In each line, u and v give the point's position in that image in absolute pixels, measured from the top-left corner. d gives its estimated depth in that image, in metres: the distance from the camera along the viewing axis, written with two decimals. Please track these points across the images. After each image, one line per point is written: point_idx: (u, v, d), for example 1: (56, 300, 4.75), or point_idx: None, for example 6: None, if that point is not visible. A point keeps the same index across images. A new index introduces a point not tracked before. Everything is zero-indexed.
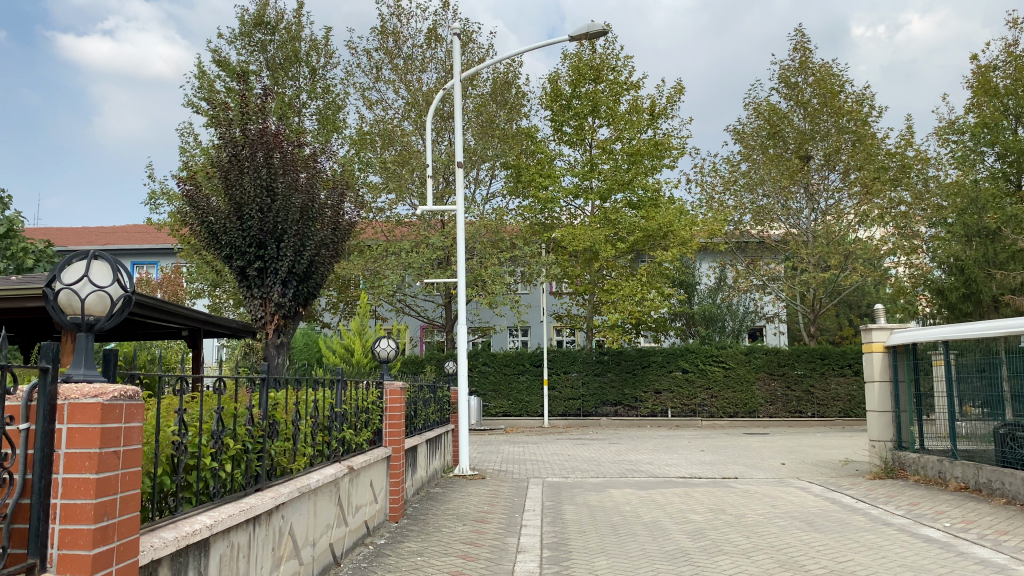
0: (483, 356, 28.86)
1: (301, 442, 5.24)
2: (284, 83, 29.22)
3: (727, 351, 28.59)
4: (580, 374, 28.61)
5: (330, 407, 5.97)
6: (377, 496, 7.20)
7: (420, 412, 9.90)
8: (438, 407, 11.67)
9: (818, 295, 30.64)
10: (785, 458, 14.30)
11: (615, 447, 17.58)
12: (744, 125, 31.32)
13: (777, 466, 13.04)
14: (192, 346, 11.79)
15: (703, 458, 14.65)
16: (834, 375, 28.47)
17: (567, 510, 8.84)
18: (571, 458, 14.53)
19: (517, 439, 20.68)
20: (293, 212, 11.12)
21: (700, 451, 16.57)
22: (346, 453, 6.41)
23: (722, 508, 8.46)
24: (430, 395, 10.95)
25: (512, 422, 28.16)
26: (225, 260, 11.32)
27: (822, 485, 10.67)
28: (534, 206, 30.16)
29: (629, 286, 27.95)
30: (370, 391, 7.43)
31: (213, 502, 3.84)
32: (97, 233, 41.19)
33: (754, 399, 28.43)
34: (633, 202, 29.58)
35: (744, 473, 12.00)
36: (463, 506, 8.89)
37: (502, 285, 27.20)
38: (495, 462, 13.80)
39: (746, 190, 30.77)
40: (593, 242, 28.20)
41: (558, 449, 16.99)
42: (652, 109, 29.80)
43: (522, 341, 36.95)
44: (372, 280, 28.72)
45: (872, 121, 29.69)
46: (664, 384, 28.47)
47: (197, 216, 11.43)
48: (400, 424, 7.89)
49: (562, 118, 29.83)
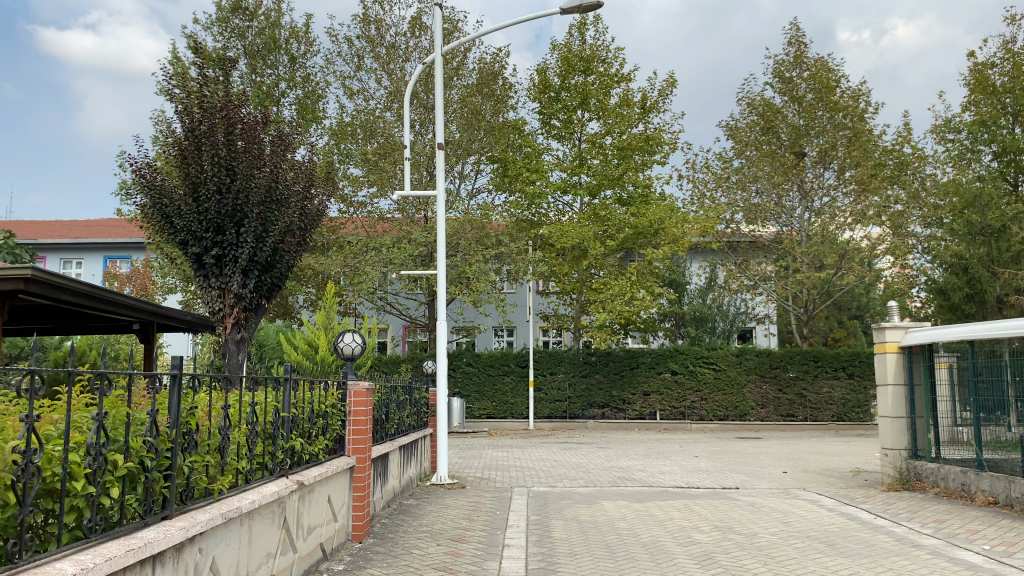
0: (467, 356, 27.89)
1: (230, 454, 4.23)
2: (263, 71, 28.21)
3: (718, 353, 27.77)
4: (567, 375, 27.71)
5: (275, 411, 4.98)
6: (337, 513, 6.22)
7: (392, 415, 8.93)
8: (414, 408, 10.68)
9: (811, 296, 29.89)
10: (787, 466, 13.42)
11: (604, 452, 16.67)
12: (736, 121, 30.55)
13: (779, 474, 12.14)
14: (144, 341, 10.76)
15: (699, 465, 13.76)
16: (827, 378, 27.66)
17: (555, 527, 7.88)
18: (558, 464, 13.59)
19: (500, 443, 19.71)
20: (254, 193, 10.11)
21: (694, 457, 15.68)
22: (295, 465, 5.40)
23: (729, 525, 7.51)
24: (405, 397, 9.95)
25: (496, 424, 27.20)
26: (180, 247, 10.31)
27: (833, 497, 9.76)
28: (521, 202, 29.26)
29: (619, 284, 27.03)
30: (329, 392, 6.42)
31: (89, 540, 2.84)
32: (72, 227, 40.00)
33: (745, 402, 27.61)
34: (623, 198, 28.69)
35: (746, 483, 11.09)
36: (438, 522, 7.91)
37: (487, 282, 26.26)
38: (477, 469, 12.82)
39: (738, 187, 29.95)
40: (582, 239, 27.28)
41: (544, 454, 16.07)
42: (643, 103, 28.96)
43: (507, 341, 36.03)
44: (353, 276, 27.71)
45: (868, 117, 28.99)
46: (652, 385, 27.61)
47: (149, 198, 10.43)
48: (366, 431, 6.90)
49: (550, 111, 28.91)
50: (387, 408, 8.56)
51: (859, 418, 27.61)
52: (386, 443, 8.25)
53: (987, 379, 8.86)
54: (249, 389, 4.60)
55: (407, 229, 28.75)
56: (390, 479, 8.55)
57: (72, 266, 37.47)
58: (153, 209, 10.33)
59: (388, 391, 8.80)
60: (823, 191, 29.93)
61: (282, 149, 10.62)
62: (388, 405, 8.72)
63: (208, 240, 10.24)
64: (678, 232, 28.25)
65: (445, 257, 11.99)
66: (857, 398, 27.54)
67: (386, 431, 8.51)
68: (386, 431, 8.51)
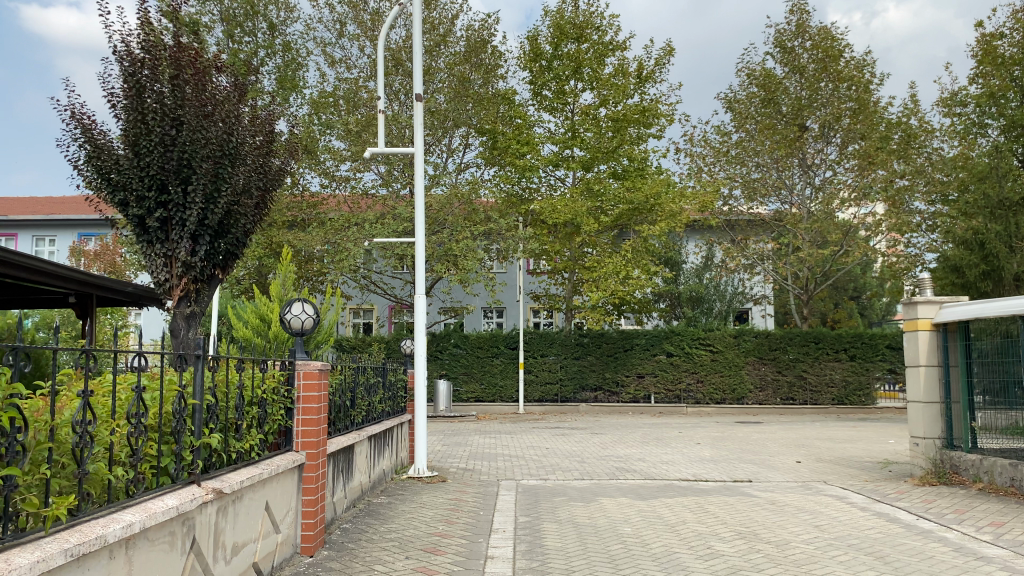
0: (455, 337, 26.69)
1: (92, 458, 2.99)
2: (241, 38, 26.87)
3: (715, 334, 26.65)
4: (559, 357, 26.61)
5: (178, 396, 3.75)
6: (278, 523, 5.01)
7: (360, 400, 7.79)
8: (389, 393, 9.49)
9: (811, 274, 28.79)
10: (800, 455, 12.31)
11: (599, 438, 15.57)
12: (735, 93, 29.36)
13: (794, 465, 11.00)
14: (83, 314, 9.54)
15: (704, 453, 12.64)
16: (828, 360, 26.63)
17: (548, 532, 6.69)
18: (551, 452, 12.45)
19: (487, 429, 18.57)
20: (203, 147, 8.82)
21: (696, 444, 14.59)
22: (212, 467, 4.15)
23: (754, 532, 6.34)
24: (376, 380, 8.75)
25: (484, 409, 26.08)
26: (119, 209, 9.07)
27: (861, 494, 8.63)
28: (511, 174, 27.97)
29: (612, 262, 25.84)
30: (271, 373, 5.21)
31: None
32: (45, 204, 38.64)
33: (743, 385, 26.52)
34: (617, 172, 27.60)
35: (760, 476, 9.93)
36: (411, 527, 6.72)
37: (475, 260, 25.02)
38: (460, 458, 11.65)
39: (738, 162, 28.81)
40: (574, 215, 26.04)
41: (535, 440, 14.94)
42: (639, 72, 27.74)
43: (497, 322, 34.90)
44: (335, 253, 26.50)
45: (873, 88, 27.80)
46: (647, 368, 26.52)
47: (84, 152, 9.17)
48: (320, 421, 5.70)
49: (541, 80, 27.62)
50: (350, 391, 7.35)
51: (861, 401, 26.61)
52: (348, 434, 7.04)
53: (1015, 361, 8.07)
54: (130, 366, 3.34)
55: (392, 205, 27.51)
56: (356, 475, 7.37)
57: (45, 244, 36.08)
58: (88, 166, 9.08)
59: (352, 372, 7.58)
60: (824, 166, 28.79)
61: (240, 98, 9.42)
62: (351, 387, 7.48)
63: (151, 200, 9.01)
64: (675, 208, 26.91)
65: (424, 219, 10.58)
66: (859, 380, 26.57)
67: (348, 426, 7.23)
68: (349, 427, 7.26)
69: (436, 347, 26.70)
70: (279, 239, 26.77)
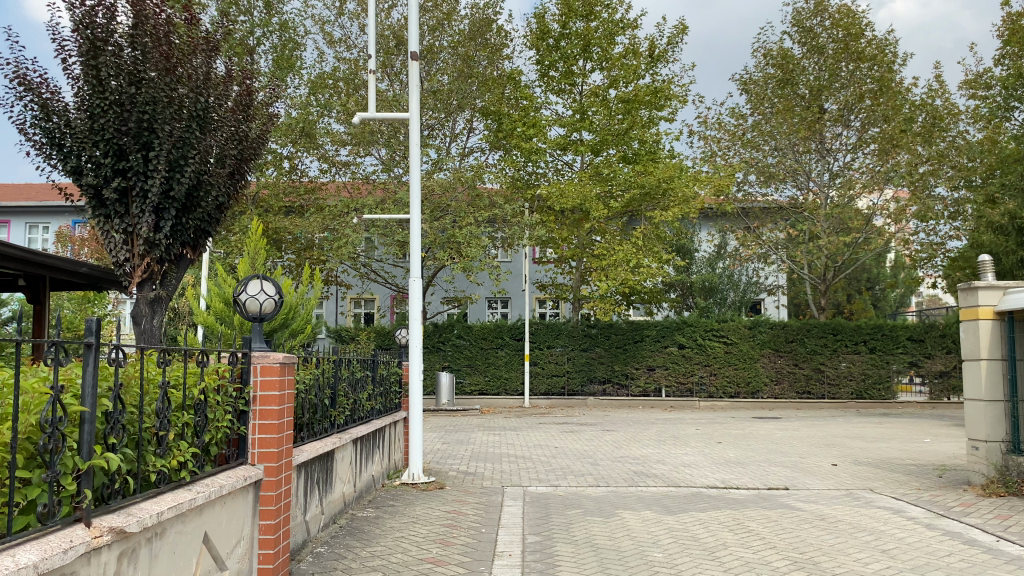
0: (457, 328, 25.57)
1: None
2: (236, 17, 25.84)
3: (729, 325, 25.51)
4: (566, 348, 25.54)
5: (52, 403, 2.65)
6: (224, 559, 3.92)
7: (344, 397, 6.75)
8: (380, 387, 8.43)
9: (830, 263, 27.63)
10: (835, 457, 11.19)
11: (610, 436, 14.50)
12: (751, 74, 28.17)
13: (831, 470, 9.91)
14: (34, 297, 8.54)
15: (727, 454, 11.55)
16: (847, 352, 25.50)
17: (563, 555, 5.61)
18: (560, 452, 11.37)
19: (490, 424, 17.48)
20: (166, 107, 7.97)
21: (716, 442, 13.53)
22: (115, 497, 3.07)
23: (811, 560, 5.26)
24: (365, 372, 7.72)
25: (488, 402, 25.00)
26: (73, 178, 8.20)
27: (920, 506, 7.52)
28: (516, 158, 26.68)
29: (622, 250, 24.69)
30: (219, 366, 4.11)
31: None
32: (37, 191, 37.59)
33: (758, 377, 25.41)
34: (628, 155, 26.42)
35: (797, 482, 8.84)
36: (401, 550, 5.63)
37: (479, 246, 23.94)
38: (461, 460, 10.57)
39: (754, 145, 27.65)
40: (582, 200, 24.94)
41: (542, 438, 13.87)
42: (651, 52, 26.59)
43: (502, 312, 33.85)
44: (334, 239, 25.45)
45: (896, 69, 26.56)
46: (658, 360, 25.41)
47: (34, 115, 8.28)
48: (283, 427, 4.59)
49: (548, 60, 26.53)
50: (327, 381, 6.28)
51: (881, 395, 25.42)
52: (324, 439, 5.97)
53: None
54: None
55: (392, 190, 26.46)
56: (337, 484, 6.32)
57: (37, 231, 34.99)
58: (35, 128, 8.17)
59: (331, 361, 6.53)
60: (844, 150, 27.63)
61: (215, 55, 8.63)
62: (330, 380, 6.41)
63: (107, 168, 8.14)
64: (688, 193, 25.65)
65: (419, 191, 9.37)
66: (879, 373, 25.40)
67: (325, 427, 6.17)
68: (326, 430, 6.19)
69: (438, 338, 25.59)
70: (276, 225, 25.69)
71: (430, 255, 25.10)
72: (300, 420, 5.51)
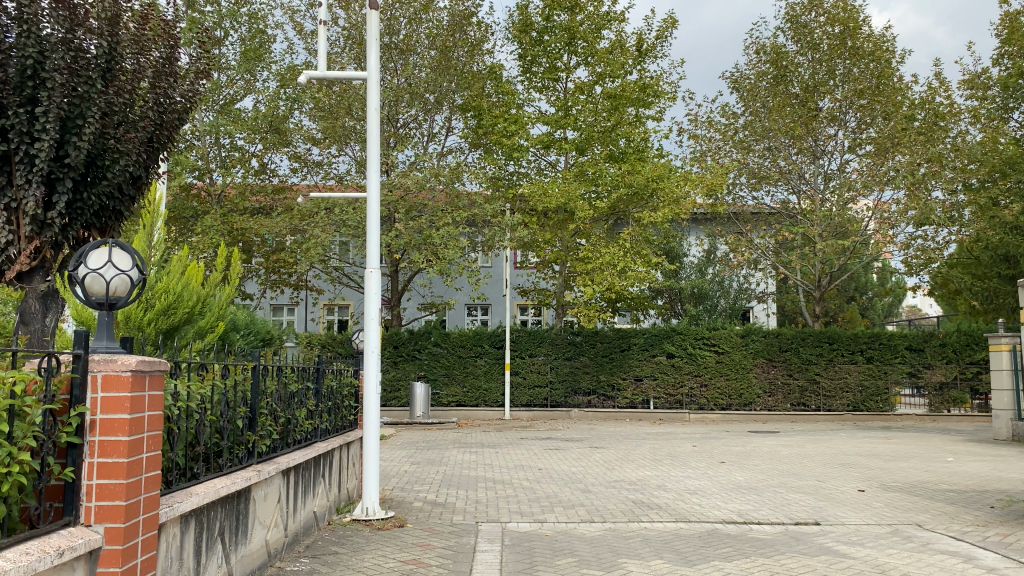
0: (434, 336, 23.91)
1: None
2: (201, 6, 24.37)
3: (721, 333, 24.12)
4: (548, 358, 24.04)
5: None
6: None
7: (271, 413, 5.31)
8: (327, 403, 6.94)
9: (826, 268, 26.33)
10: (861, 482, 9.79)
11: (598, 454, 13.04)
12: (742, 71, 26.99)
13: (860, 498, 8.52)
14: None
15: (735, 477, 10.14)
16: (843, 362, 24.21)
17: None
18: (545, 476, 9.90)
19: (468, 440, 15.98)
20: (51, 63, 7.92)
21: (718, 462, 12.11)
22: None
23: None
24: (305, 384, 6.26)
25: (466, 415, 23.45)
26: None
27: (989, 548, 6.12)
28: (496, 155, 25.30)
29: (609, 253, 23.22)
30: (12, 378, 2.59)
31: None
32: None
33: (750, 389, 24.05)
34: (615, 155, 25.02)
35: (827, 516, 7.42)
36: None
37: (456, 249, 22.48)
38: (430, 486, 9.07)
39: (746, 144, 26.37)
40: (566, 200, 23.52)
41: (523, 457, 12.37)
42: (639, 46, 25.30)
43: (481, 320, 32.43)
44: (301, 241, 23.78)
45: (895, 66, 25.37)
46: (645, 370, 23.98)
47: None
48: (138, 467, 3.05)
49: (531, 54, 25.12)
50: (238, 394, 4.72)
51: (878, 407, 24.20)
52: (233, 475, 4.45)
53: None
54: None
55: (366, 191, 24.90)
56: (257, 530, 4.82)
57: None
58: None
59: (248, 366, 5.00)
60: (841, 151, 26.34)
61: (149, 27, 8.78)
62: (246, 396, 4.92)
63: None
64: (679, 193, 24.14)
65: (378, 159, 7.52)
66: (877, 384, 24.15)
67: (229, 459, 4.59)
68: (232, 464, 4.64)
69: (413, 346, 23.93)
70: (240, 225, 24.16)
71: (405, 258, 23.60)
72: (186, 455, 3.97)
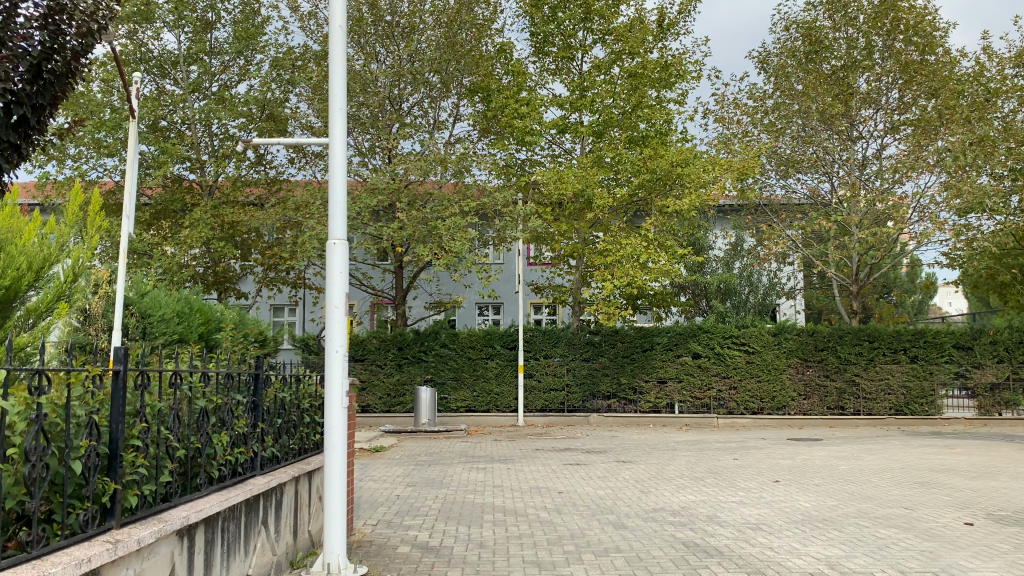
0: (442, 336, 22.17)
1: None
2: None
3: (751, 331, 22.13)
4: (565, 359, 22.26)
5: None
6: None
7: (150, 447, 3.54)
8: (270, 424, 5.18)
9: (865, 260, 24.32)
10: (959, 510, 7.89)
11: (627, 470, 11.18)
12: (769, 49, 25.16)
13: (975, 536, 6.63)
14: None
15: (801, 504, 8.24)
16: (885, 362, 22.24)
17: None
18: (566, 505, 8.05)
19: (475, 453, 14.11)
20: None
21: (770, 481, 10.19)
22: None
23: None
24: (230, 399, 4.50)
25: (477, 421, 21.58)
26: None
27: None
28: (507, 142, 23.40)
29: (631, 244, 21.28)
30: None
31: None
32: None
33: (784, 392, 22.06)
34: (635, 138, 23.14)
35: (950, 569, 5.54)
36: None
37: (464, 241, 20.52)
38: (421, 522, 7.20)
39: (779, 126, 24.45)
40: (583, 187, 21.60)
41: (538, 477, 10.47)
42: (661, 20, 23.43)
43: (492, 319, 30.70)
44: (297, 235, 21.94)
45: (941, 39, 23.33)
46: (670, 372, 22.07)
47: None
48: None
49: (544, 31, 23.28)
50: (64, 417, 2.94)
51: (924, 411, 22.16)
52: (42, 562, 2.63)
53: None
54: None
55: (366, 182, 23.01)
56: None
57: None
58: None
59: (90, 376, 3.22)
60: (875, 134, 24.30)
61: None
62: (99, 423, 3.16)
63: None
64: (707, 177, 22.17)
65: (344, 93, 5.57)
66: (921, 386, 22.14)
67: (47, 528, 2.80)
68: (51, 532, 2.86)
69: (419, 347, 22.13)
70: (232, 218, 22.50)
71: (409, 253, 21.81)
72: None
